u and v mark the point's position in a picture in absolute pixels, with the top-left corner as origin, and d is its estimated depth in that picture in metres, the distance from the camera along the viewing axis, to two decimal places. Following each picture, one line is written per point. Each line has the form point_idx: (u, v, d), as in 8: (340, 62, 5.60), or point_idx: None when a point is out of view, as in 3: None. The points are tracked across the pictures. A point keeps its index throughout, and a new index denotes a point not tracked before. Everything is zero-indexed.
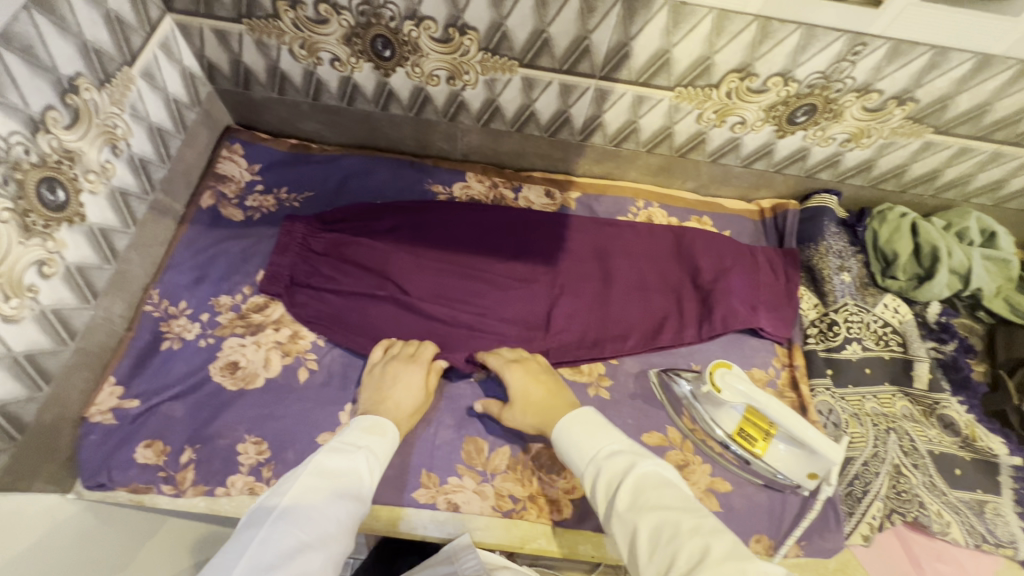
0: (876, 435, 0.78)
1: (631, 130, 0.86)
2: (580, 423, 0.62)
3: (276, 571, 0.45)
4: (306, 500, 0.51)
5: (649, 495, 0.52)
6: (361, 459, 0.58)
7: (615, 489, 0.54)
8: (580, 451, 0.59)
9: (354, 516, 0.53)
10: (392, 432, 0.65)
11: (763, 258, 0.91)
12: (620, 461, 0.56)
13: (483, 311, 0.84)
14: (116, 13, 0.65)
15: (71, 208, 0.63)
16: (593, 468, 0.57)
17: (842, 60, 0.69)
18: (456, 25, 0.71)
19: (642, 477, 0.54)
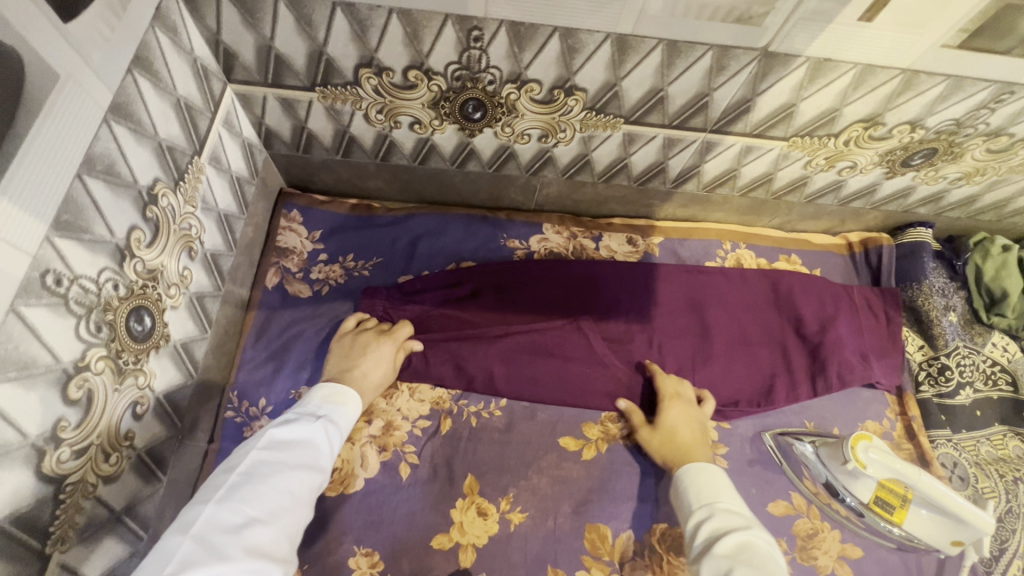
0: (1006, 488, 0.76)
1: (730, 177, 0.80)
2: (715, 475, 0.60)
3: (224, 548, 0.45)
4: (257, 474, 0.50)
5: (752, 548, 0.49)
6: (318, 427, 0.57)
7: (718, 535, 0.52)
8: (697, 493, 0.58)
9: (310, 485, 0.53)
10: (355, 399, 0.64)
11: (860, 297, 0.86)
12: (731, 515, 0.54)
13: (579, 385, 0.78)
14: (185, 99, 0.57)
15: (156, 332, 0.55)
16: (704, 510, 0.56)
17: (982, 108, 0.64)
18: (563, 86, 0.63)
19: (753, 536, 0.51)
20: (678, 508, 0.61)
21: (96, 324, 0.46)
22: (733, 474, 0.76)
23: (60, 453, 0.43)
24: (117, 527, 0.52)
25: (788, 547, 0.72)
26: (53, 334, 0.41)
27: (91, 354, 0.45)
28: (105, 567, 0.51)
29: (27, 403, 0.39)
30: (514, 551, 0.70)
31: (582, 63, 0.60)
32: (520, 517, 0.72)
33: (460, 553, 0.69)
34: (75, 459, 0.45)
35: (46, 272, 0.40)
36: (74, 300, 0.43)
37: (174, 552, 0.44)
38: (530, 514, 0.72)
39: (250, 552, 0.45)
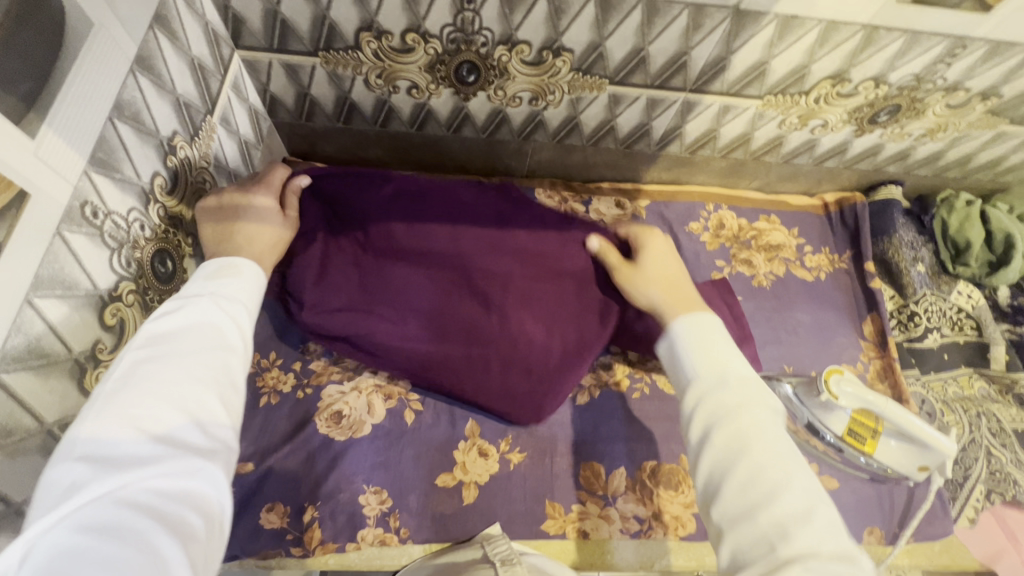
0: (968, 420, 0.82)
1: (710, 138, 0.85)
2: (721, 342, 0.55)
3: (129, 460, 0.36)
4: (139, 373, 0.40)
5: (763, 433, 0.47)
6: (207, 305, 0.46)
7: (721, 416, 0.49)
8: (703, 361, 0.54)
9: (225, 368, 0.44)
10: (258, 271, 0.54)
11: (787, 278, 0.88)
12: (738, 387, 0.51)
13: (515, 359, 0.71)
14: (199, 60, 0.61)
15: (177, 277, 0.59)
16: (711, 385, 0.51)
17: (939, 62, 0.69)
18: (551, 47, 0.68)
19: (763, 419, 0.48)
20: (670, 368, 0.57)
21: (126, 260, 0.50)
22: None
23: (100, 373, 0.47)
24: None
25: None
26: (92, 262, 0.45)
27: (123, 287, 0.50)
28: None
29: (71, 321, 0.44)
30: (514, 487, 0.75)
31: (568, 24, 0.65)
32: (519, 457, 0.76)
33: (463, 490, 0.73)
34: None
35: (85, 203, 0.44)
36: (108, 233, 0.47)
37: (56, 483, 0.35)
38: (528, 454, 0.77)
39: (166, 452, 0.38)
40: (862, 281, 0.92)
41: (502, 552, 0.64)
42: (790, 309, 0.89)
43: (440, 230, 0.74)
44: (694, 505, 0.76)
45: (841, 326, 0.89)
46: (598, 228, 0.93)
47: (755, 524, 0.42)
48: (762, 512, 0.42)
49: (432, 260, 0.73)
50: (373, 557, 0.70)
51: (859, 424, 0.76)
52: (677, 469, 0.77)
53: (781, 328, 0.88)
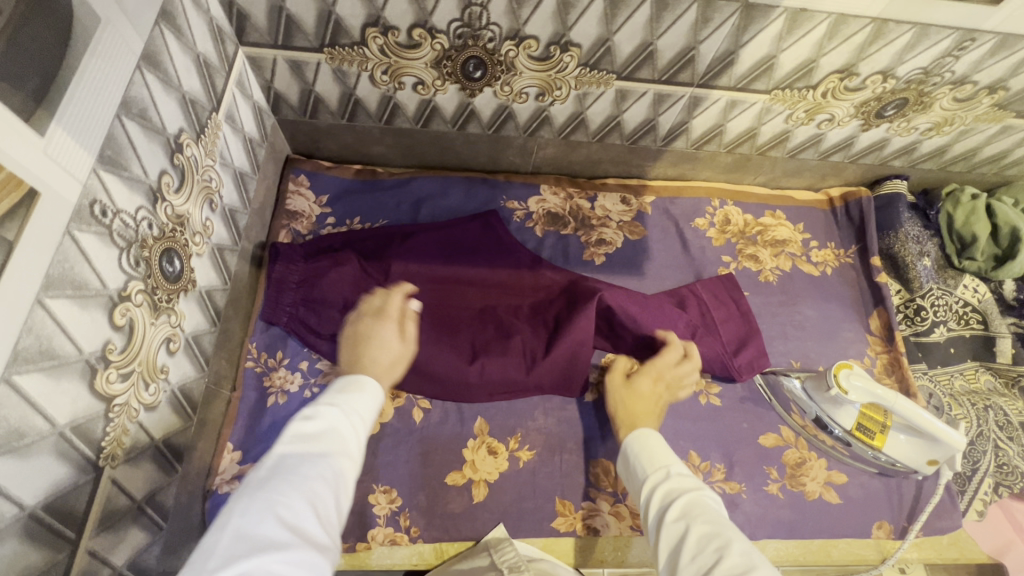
0: (977, 414, 0.82)
1: (716, 133, 0.85)
2: (660, 442, 0.57)
3: (266, 539, 0.37)
4: (286, 467, 0.43)
5: (707, 509, 0.48)
6: (339, 414, 0.49)
7: (672, 500, 0.50)
8: (649, 457, 0.55)
9: (345, 476, 0.46)
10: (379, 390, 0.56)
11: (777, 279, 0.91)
12: (681, 478, 0.52)
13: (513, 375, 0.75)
14: (204, 56, 0.60)
15: (185, 276, 0.58)
16: (659, 476, 0.53)
17: (948, 55, 0.69)
18: (559, 42, 0.68)
19: (704, 498, 0.49)
20: (625, 475, 0.58)
21: (134, 259, 0.49)
22: (725, 410, 0.81)
23: (110, 374, 0.46)
24: (157, 455, 0.56)
25: (779, 474, 0.78)
26: (101, 261, 0.45)
27: (131, 286, 0.49)
28: (146, 490, 0.55)
29: (81, 321, 0.43)
30: (525, 485, 0.75)
31: (576, 19, 0.64)
32: (529, 455, 0.76)
33: (472, 487, 0.73)
34: (122, 382, 0.48)
35: (94, 202, 0.43)
36: (117, 232, 0.46)
37: (207, 552, 0.37)
38: (537, 452, 0.76)
39: (293, 540, 0.38)
40: (868, 276, 0.92)
41: (509, 559, 0.65)
42: (797, 304, 0.89)
43: (454, 264, 0.81)
44: None
45: (848, 321, 0.89)
46: (603, 224, 0.93)
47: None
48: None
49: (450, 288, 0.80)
50: (384, 556, 0.70)
51: (869, 420, 0.76)
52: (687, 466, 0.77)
53: (788, 323, 0.88)
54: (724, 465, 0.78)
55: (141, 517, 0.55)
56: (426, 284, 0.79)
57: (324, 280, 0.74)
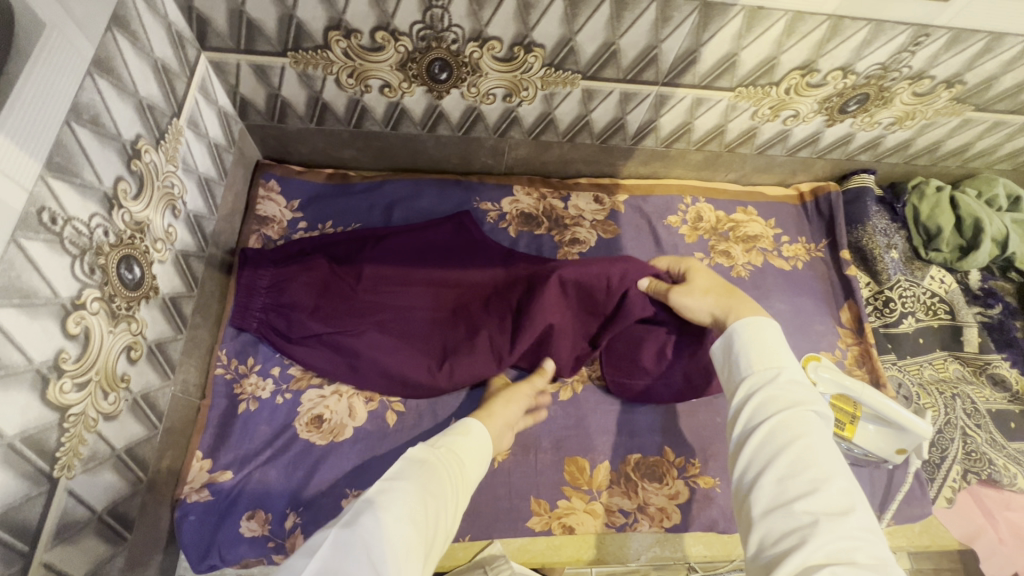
0: (944, 402, 0.84)
1: (685, 131, 0.86)
2: (776, 337, 0.51)
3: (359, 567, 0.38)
4: (382, 496, 0.45)
5: (811, 431, 0.44)
6: (441, 454, 0.51)
7: (772, 411, 0.45)
8: (757, 355, 0.50)
9: (440, 524, 0.46)
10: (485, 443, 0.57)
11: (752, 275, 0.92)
12: (792, 387, 0.47)
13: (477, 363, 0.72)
14: (162, 61, 0.59)
15: (146, 283, 0.58)
16: (767, 379, 0.48)
17: (904, 50, 0.71)
18: (522, 43, 0.68)
19: (811, 415, 0.45)
20: (721, 358, 0.53)
21: (89, 266, 0.49)
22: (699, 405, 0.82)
23: (63, 383, 0.46)
24: (119, 465, 0.55)
25: None
26: (51, 269, 0.44)
27: (86, 294, 0.48)
28: (108, 501, 0.54)
29: (31, 330, 0.42)
30: (499, 486, 0.75)
31: (538, 19, 0.65)
32: (503, 455, 0.76)
33: None
34: (78, 391, 0.47)
35: (42, 209, 0.43)
36: (68, 239, 0.46)
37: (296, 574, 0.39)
38: (512, 452, 0.76)
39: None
40: (838, 269, 0.93)
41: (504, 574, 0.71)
42: (768, 298, 0.90)
43: (429, 266, 0.80)
44: (677, 496, 0.76)
45: (819, 314, 0.90)
46: (577, 224, 0.93)
47: (790, 523, 0.39)
48: (796, 507, 0.40)
49: (424, 288, 0.78)
50: None
51: (839, 411, 0.77)
52: (661, 461, 0.77)
53: None
54: (698, 460, 0.78)
55: (102, 528, 0.54)
56: (400, 285, 0.78)
57: (292, 285, 0.74)
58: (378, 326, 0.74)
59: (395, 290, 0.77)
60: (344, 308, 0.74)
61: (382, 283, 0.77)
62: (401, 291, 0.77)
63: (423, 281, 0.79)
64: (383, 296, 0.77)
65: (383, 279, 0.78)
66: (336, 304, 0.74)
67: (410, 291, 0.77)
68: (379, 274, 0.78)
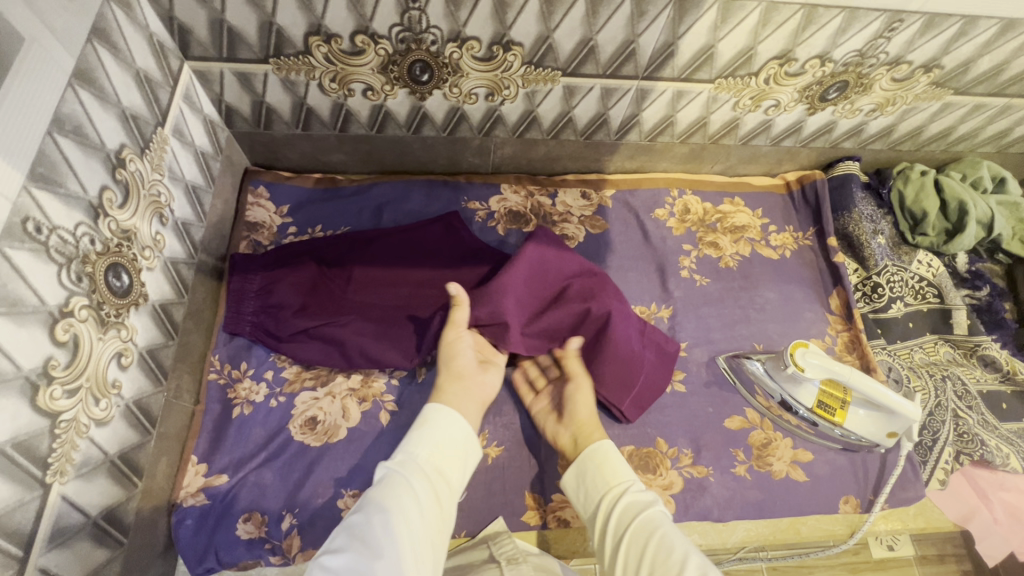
0: (935, 385, 0.84)
1: (668, 124, 0.87)
2: (607, 452, 0.62)
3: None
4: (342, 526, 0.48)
5: (655, 530, 0.52)
6: (393, 463, 0.54)
7: (624, 528, 0.54)
8: (600, 481, 0.60)
9: (405, 524, 0.48)
10: (457, 420, 0.59)
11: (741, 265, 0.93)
12: (639, 494, 0.57)
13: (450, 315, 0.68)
14: (145, 72, 0.60)
15: (135, 290, 0.59)
16: (618, 492, 0.58)
17: (879, 37, 0.71)
18: (501, 42, 0.69)
19: (650, 515, 0.53)
20: (581, 495, 0.62)
21: (76, 274, 0.49)
22: (691, 396, 0.83)
23: (53, 390, 0.46)
24: (113, 470, 0.56)
25: (745, 457, 0.79)
26: (38, 278, 0.45)
27: (74, 302, 0.49)
28: (102, 506, 0.55)
29: (18, 338, 0.43)
30: (494, 481, 0.75)
31: (514, 18, 0.65)
32: (497, 451, 0.77)
33: None
34: (68, 398, 0.48)
35: (27, 219, 0.44)
36: (54, 248, 0.47)
37: None
38: (505, 448, 0.77)
39: None
40: (826, 257, 0.94)
41: (508, 551, 0.65)
42: (757, 287, 0.91)
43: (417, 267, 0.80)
44: (672, 487, 0.77)
45: (808, 302, 0.91)
46: (565, 220, 0.94)
47: None
48: None
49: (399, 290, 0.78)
50: None
51: (828, 398, 0.77)
52: (655, 452, 0.78)
53: (749, 307, 0.89)
54: (691, 450, 0.79)
55: (98, 533, 0.55)
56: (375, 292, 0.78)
57: (279, 286, 0.76)
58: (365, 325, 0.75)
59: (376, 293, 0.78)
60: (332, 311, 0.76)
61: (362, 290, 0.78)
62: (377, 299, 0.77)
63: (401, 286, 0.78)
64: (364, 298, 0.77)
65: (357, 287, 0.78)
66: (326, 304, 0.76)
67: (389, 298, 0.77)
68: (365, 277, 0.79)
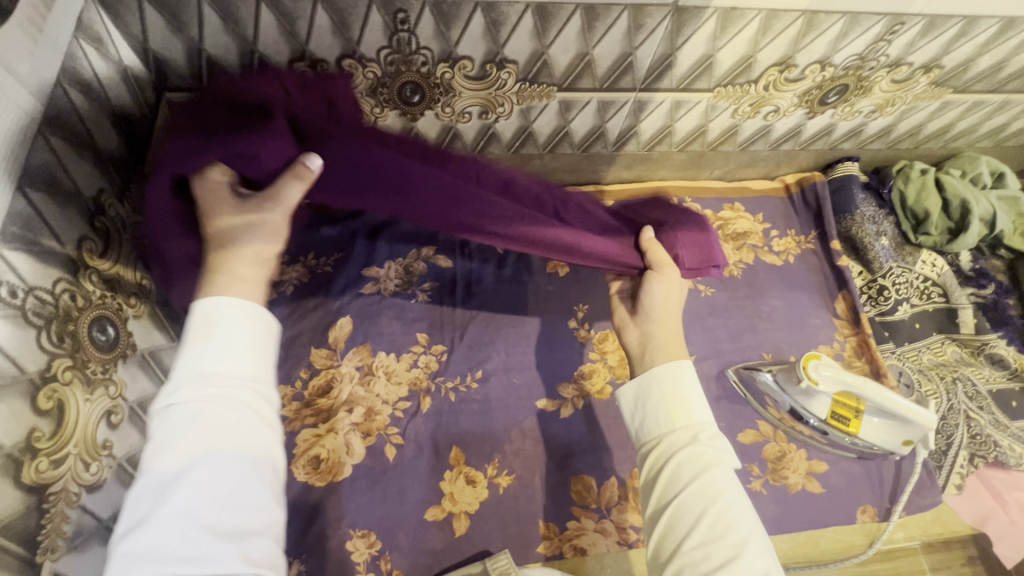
0: (945, 388, 0.83)
1: (666, 133, 0.84)
2: (688, 387, 0.57)
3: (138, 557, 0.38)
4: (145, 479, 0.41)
5: (724, 494, 0.51)
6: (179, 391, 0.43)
7: (685, 470, 0.53)
8: (669, 414, 0.57)
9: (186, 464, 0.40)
10: (240, 311, 0.46)
11: (744, 273, 0.91)
12: (705, 445, 0.54)
13: (239, 137, 0.48)
14: (120, 109, 0.57)
15: (121, 342, 0.55)
16: (684, 439, 0.55)
17: (880, 40, 0.70)
18: (494, 60, 0.66)
19: (724, 475, 0.52)
20: (637, 411, 0.59)
21: (58, 335, 0.46)
22: None
23: (38, 463, 0.43)
24: (108, 535, 0.53)
25: (760, 471, 0.78)
26: (16, 346, 0.42)
27: (57, 364, 0.46)
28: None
29: None
30: (506, 512, 0.73)
31: (508, 35, 0.63)
32: (508, 480, 0.75)
33: (453, 521, 0.72)
34: (54, 469, 0.45)
35: None
36: (31, 311, 0.43)
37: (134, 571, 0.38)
38: (516, 476, 0.75)
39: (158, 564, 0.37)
40: (830, 260, 0.93)
41: (502, 567, 0.67)
42: (762, 295, 0.89)
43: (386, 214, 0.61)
44: None
45: (814, 308, 0.89)
46: None
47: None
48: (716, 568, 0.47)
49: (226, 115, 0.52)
50: None
51: (840, 407, 0.77)
52: None
53: (756, 316, 0.88)
54: None
55: None
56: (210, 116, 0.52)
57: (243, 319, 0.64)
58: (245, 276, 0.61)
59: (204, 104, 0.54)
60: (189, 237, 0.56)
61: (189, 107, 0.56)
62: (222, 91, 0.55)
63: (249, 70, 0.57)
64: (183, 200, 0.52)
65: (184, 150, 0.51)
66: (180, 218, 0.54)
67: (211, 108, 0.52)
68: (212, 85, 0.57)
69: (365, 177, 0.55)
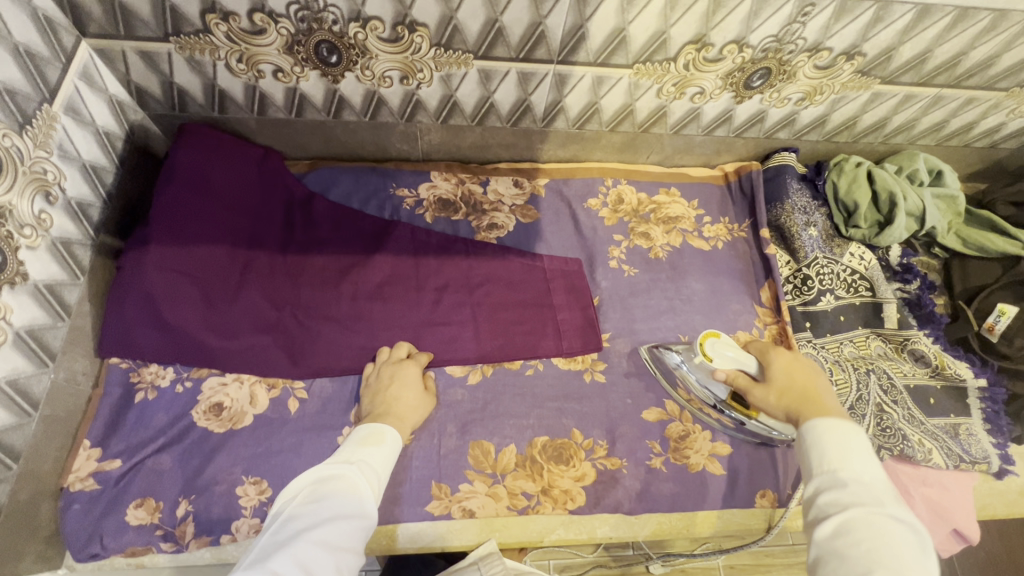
0: (858, 379, 0.83)
1: (593, 111, 0.85)
2: (849, 437, 0.53)
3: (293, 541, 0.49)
4: (310, 499, 0.54)
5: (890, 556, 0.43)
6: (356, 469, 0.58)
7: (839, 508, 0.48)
8: (821, 456, 0.53)
9: (348, 509, 0.53)
10: (393, 437, 0.64)
11: (671, 257, 0.91)
12: (853, 490, 0.49)
13: (250, 336, 0.76)
14: (26, 46, 0.59)
15: (9, 268, 0.58)
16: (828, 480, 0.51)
17: (793, 22, 0.70)
18: (404, 22, 0.68)
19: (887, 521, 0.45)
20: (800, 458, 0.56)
21: None
22: (610, 387, 0.81)
23: None
24: None
25: (661, 449, 0.78)
26: None
27: None
28: None
29: None
30: (401, 471, 0.74)
31: None
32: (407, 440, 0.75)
33: None
34: None
35: None
36: None
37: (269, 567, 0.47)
38: (414, 437, 0.76)
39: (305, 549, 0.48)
40: (759, 249, 0.92)
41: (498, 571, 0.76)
42: (684, 277, 0.90)
43: (316, 264, 0.83)
44: (585, 479, 0.75)
45: (737, 294, 0.89)
46: (496, 209, 0.93)
47: None
48: None
49: (230, 268, 0.78)
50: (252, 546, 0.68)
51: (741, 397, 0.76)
52: (566, 443, 0.77)
53: (675, 298, 0.88)
54: (606, 441, 0.77)
55: None
56: (225, 256, 0.78)
57: (181, 291, 0.73)
58: (205, 318, 0.74)
59: (210, 225, 0.77)
60: (172, 299, 0.72)
61: (189, 208, 0.76)
62: (218, 217, 0.78)
63: (228, 175, 0.81)
64: (174, 289, 0.73)
65: (191, 287, 0.74)
66: (168, 305, 0.72)
67: (215, 245, 0.77)
68: (194, 169, 0.77)
69: (325, 310, 0.80)
